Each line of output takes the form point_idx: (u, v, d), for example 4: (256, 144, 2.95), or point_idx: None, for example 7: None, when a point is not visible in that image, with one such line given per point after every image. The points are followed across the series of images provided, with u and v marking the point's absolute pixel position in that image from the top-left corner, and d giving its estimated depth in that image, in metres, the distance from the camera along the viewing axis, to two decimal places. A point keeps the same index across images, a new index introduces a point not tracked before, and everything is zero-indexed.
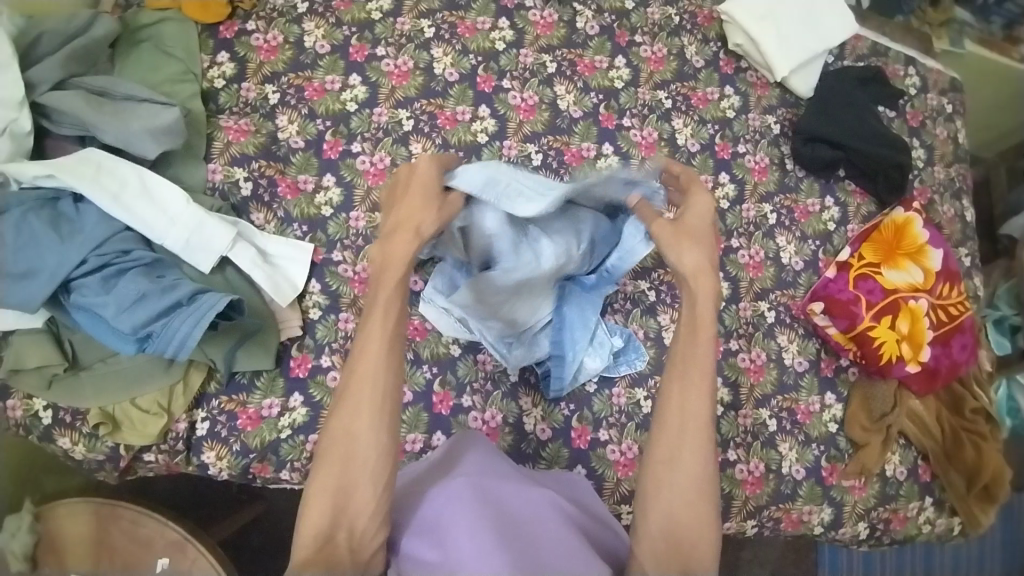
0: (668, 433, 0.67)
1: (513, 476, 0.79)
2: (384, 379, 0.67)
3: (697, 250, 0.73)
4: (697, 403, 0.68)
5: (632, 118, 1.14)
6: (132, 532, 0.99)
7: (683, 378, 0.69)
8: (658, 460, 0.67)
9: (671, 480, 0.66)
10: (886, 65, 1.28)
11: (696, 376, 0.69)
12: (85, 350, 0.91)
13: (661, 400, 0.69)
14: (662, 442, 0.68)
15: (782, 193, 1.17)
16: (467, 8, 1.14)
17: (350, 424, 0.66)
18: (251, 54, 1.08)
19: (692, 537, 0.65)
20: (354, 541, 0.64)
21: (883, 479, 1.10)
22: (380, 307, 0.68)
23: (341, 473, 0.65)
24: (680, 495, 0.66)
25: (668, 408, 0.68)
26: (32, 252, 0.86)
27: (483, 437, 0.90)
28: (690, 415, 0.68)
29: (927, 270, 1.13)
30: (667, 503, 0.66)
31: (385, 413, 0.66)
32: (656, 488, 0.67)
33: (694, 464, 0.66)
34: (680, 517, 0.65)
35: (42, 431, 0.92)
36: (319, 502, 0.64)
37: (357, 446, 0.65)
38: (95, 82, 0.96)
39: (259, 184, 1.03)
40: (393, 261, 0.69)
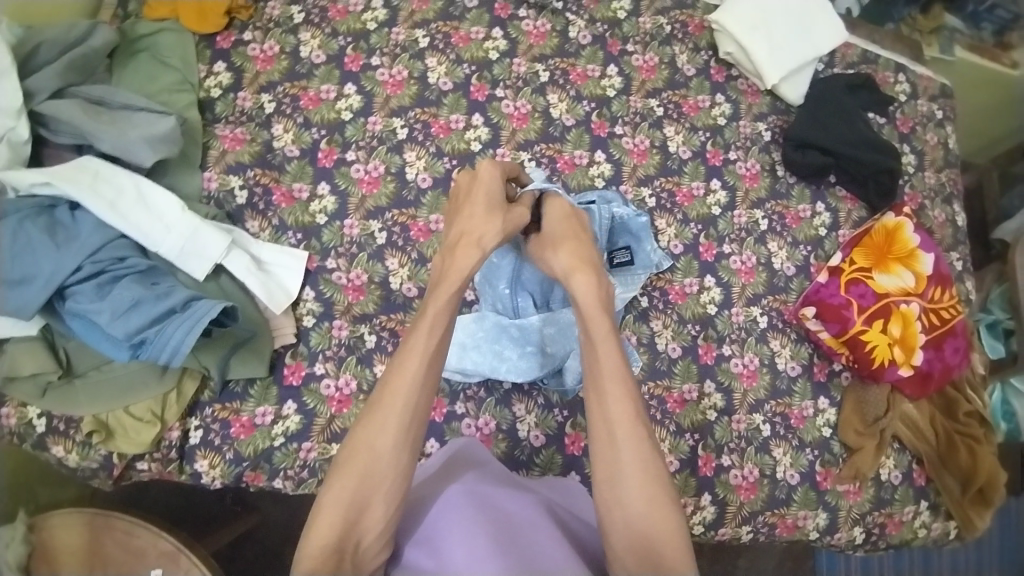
0: (602, 450, 0.71)
1: (510, 484, 0.80)
2: (414, 399, 0.69)
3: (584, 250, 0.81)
4: (624, 408, 0.71)
5: (625, 126, 1.15)
6: (125, 542, 0.99)
7: (604, 395, 0.72)
8: (601, 478, 0.70)
9: (616, 495, 0.68)
10: (876, 72, 1.30)
11: (616, 385, 0.72)
12: (79, 358, 0.92)
13: (599, 417, 0.72)
14: (600, 461, 0.70)
15: (774, 199, 1.17)
16: (461, 18, 1.15)
17: (372, 438, 0.67)
18: (247, 64, 1.09)
19: (657, 543, 0.67)
20: (358, 556, 0.65)
21: (877, 483, 1.11)
22: (428, 316, 0.73)
23: (358, 483, 0.66)
24: (633, 505, 0.68)
25: (597, 426, 0.72)
26: (29, 259, 0.86)
27: (478, 443, 0.91)
28: (620, 425, 0.71)
29: (918, 274, 1.14)
30: (622, 519, 0.68)
31: (409, 429, 0.68)
32: (610, 507, 0.69)
33: (634, 471, 0.69)
34: (639, 527, 0.67)
35: (36, 439, 0.93)
36: (330, 512, 0.65)
37: (379, 461, 0.67)
38: (92, 91, 0.97)
39: (254, 192, 1.03)
40: (452, 272, 0.76)
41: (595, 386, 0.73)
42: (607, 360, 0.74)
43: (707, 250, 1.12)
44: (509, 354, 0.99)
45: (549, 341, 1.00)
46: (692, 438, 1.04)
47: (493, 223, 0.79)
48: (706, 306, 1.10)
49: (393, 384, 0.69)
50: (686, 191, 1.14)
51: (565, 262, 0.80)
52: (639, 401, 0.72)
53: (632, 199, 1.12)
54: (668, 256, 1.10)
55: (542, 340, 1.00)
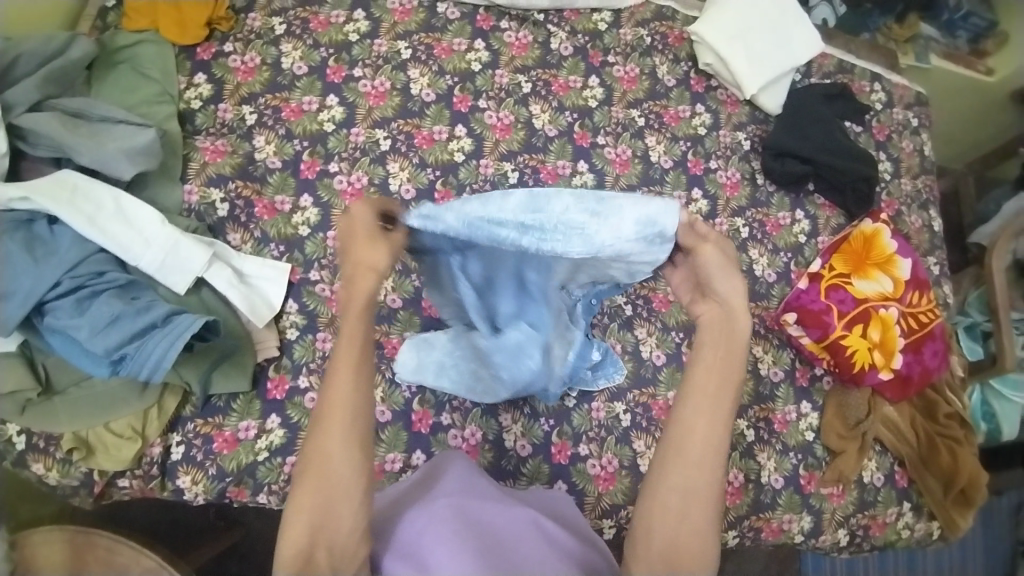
0: (686, 460, 0.66)
1: (497, 496, 0.80)
2: (354, 404, 0.66)
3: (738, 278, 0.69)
4: (720, 435, 0.66)
5: (607, 136, 1.16)
6: (108, 560, 0.98)
7: (713, 409, 0.67)
8: (671, 486, 0.66)
9: (679, 509, 0.66)
10: (852, 81, 1.32)
11: (722, 405, 0.67)
12: (59, 373, 0.91)
13: (692, 428, 0.67)
14: (682, 465, 0.66)
15: (754, 207, 1.19)
16: (443, 29, 1.16)
17: (322, 445, 0.65)
18: (228, 76, 1.09)
19: (690, 564, 0.65)
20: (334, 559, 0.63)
21: (860, 486, 1.12)
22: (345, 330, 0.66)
23: (315, 488, 0.65)
24: (693, 525, 0.65)
25: (692, 437, 0.66)
26: (7, 274, 0.86)
27: (463, 455, 0.91)
28: (715, 447, 0.66)
29: (896, 279, 1.16)
30: (674, 531, 0.65)
31: (355, 432, 0.66)
32: (667, 512, 0.66)
33: (704, 497, 0.65)
34: (685, 544, 0.65)
35: (17, 455, 0.92)
36: (296, 519, 0.64)
37: (332, 465, 0.65)
38: (71, 103, 0.97)
39: (236, 205, 1.03)
40: (353, 299, 0.65)
41: (705, 397, 0.67)
42: (722, 383, 0.67)
43: None
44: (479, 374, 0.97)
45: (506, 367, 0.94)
46: None
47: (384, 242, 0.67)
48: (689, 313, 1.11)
49: (333, 391, 0.66)
50: (668, 199, 1.15)
51: (734, 296, 0.69)
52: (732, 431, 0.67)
53: None
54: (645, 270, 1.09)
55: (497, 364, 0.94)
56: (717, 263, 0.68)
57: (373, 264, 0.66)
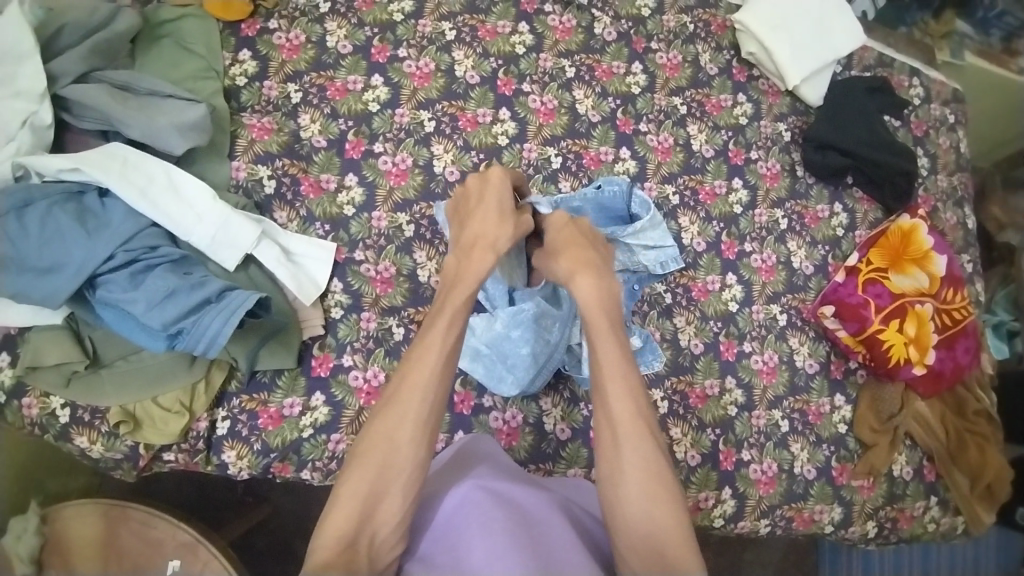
0: (605, 450, 0.75)
1: (523, 480, 0.82)
2: (432, 394, 0.73)
3: (579, 257, 0.86)
4: (627, 414, 0.76)
5: (649, 123, 1.16)
6: (143, 533, 0.98)
7: (607, 394, 0.77)
8: (605, 478, 0.74)
9: (619, 492, 0.72)
10: (891, 76, 1.32)
11: (617, 387, 0.77)
12: (107, 347, 0.91)
13: (602, 421, 0.77)
14: (604, 458, 0.75)
15: (793, 199, 1.19)
16: (487, 11, 1.15)
17: (392, 431, 0.71)
18: (273, 53, 1.08)
19: (658, 538, 0.70)
20: (372, 550, 0.68)
21: (890, 479, 1.13)
22: (444, 317, 0.77)
23: (376, 471, 0.69)
24: (640, 502, 0.71)
25: (601, 429, 0.76)
26: (59, 247, 0.85)
27: (489, 438, 0.93)
28: (624, 425, 0.75)
29: (931, 275, 1.16)
30: (630, 517, 0.71)
31: (425, 420, 0.72)
32: (613, 505, 0.72)
33: (635, 470, 0.73)
34: (644, 527, 0.70)
35: (60, 430, 0.91)
36: (348, 501, 0.68)
37: (397, 451, 0.70)
38: (118, 75, 0.96)
39: (282, 182, 1.03)
40: (469, 274, 0.81)
41: (600, 388, 0.78)
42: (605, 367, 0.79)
43: (729, 248, 1.14)
44: (514, 358, 0.98)
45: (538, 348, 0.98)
46: (714, 433, 1.06)
47: (505, 227, 0.86)
48: (728, 303, 1.11)
49: (412, 377, 0.73)
50: (708, 189, 1.15)
51: (563, 267, 0.86)
52: (641, 405, 0.76)
53: (656, 196, 1.13)
54: (678, 259, 1.10)
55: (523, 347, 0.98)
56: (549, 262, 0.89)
57: (494, 243, 0.84)
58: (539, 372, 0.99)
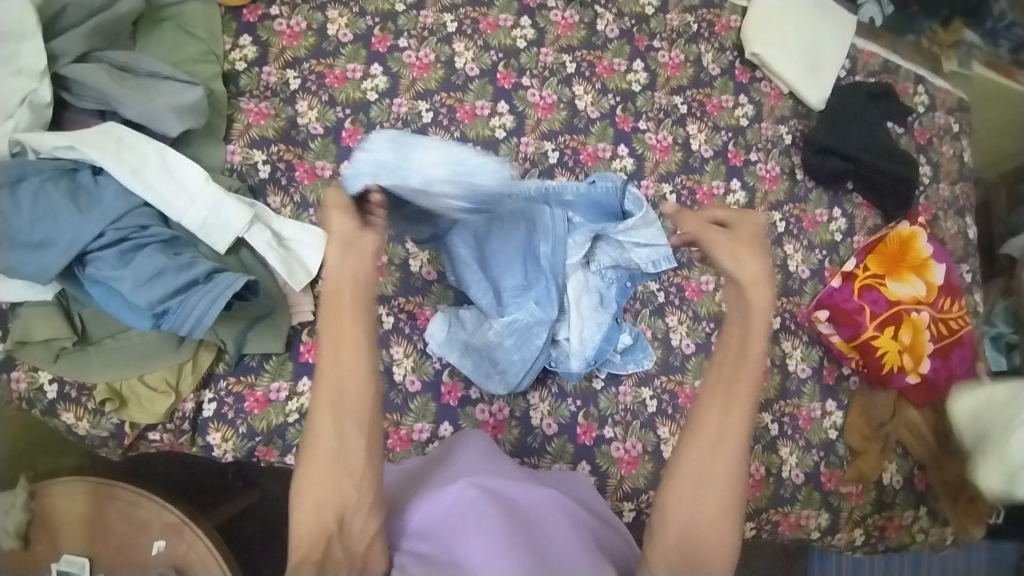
0: (699, 448, 0.69)
1: (518, 476, 0.82)
2: (339, 376, 0.70)
3: (757, 259, 0.74)
4: (734, 422, 0.69)
5: (648, 121, 1.15)
6: (130, 513, 0.98)
7: (729, 395, 0.70)
8: (684, 474, 0.70)
9: (693, 496, 0.69)
10: (895, 83, 1.31)
11: (739, 392, 0.70)
12: (95, 324, 0.91)
13: (710, 422, 0.70)
14: (697, 456, 0.69)
15: (791, 202, 1.18)
16: (490, 4, 1.15)
17: (314, 421, 0.70)
18: (274, 39, 1.08)
19: (707, 552, 0.67)
20: (346, 538, 0.68)
21: (879, 487, 1.12)
22: (337, 300, 0.71)
23: (315, 464, 0.69)
24: (707, 509, 0.68)
25: (705, 425, 0.70)
26: (50, 222, 0.86)
27: (480, 433, 0.92)
28: (731, 434, 0.69)
29: (930, 283, 1.13)
30: (691, 519, 0.68)
31: (342, 403, 0.70)
32: (680, 503, 0.69)
33: (721, 484, 0.68)
34: (702, 532, 0.68)
35: (47, 405, 0.92)
36: (303, 496, 0.68)
37: (326, 441, 0.69)
38: (119, 57, 0.97)
39: (278, 168, 1.03)
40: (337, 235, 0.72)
41: (725, 387, 0.71)
42: (737, 362, 0.71)
43: None
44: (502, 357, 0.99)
45: (522, 350, 0.99)
46: None
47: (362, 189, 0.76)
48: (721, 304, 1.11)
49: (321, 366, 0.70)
50: (706, 189, 1.15)
51: (745, 270, 0.73)
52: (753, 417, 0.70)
53: (652, 194, 1.12)
54: (671, 259, 1.05)
55: (510, 349, 0.99)
56: (727, 250, 0.75)
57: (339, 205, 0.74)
58: (528, 373, 0.99)
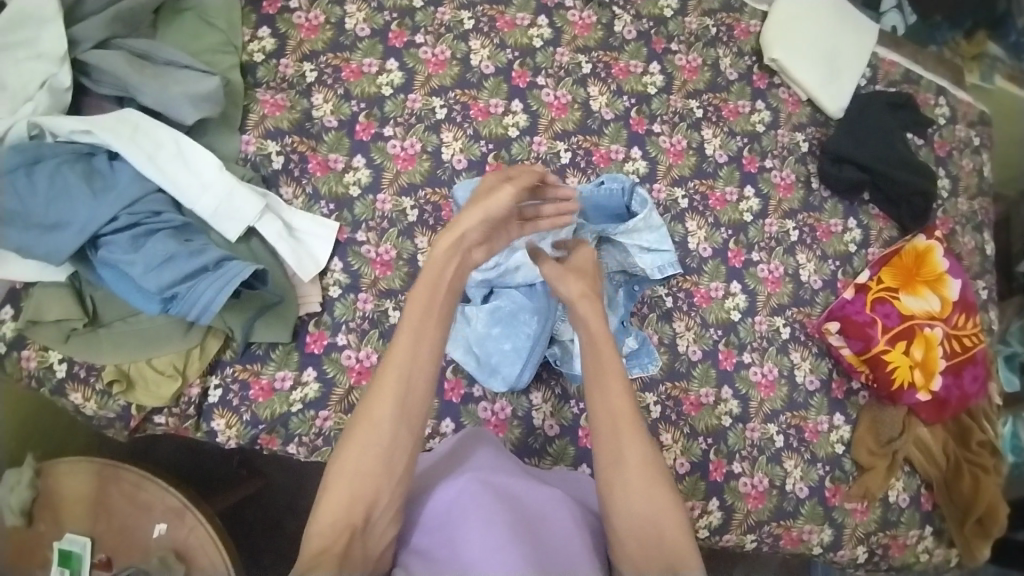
0: (604, 441, 0.71)
1: (522, 474, 0.82)
2: (408, 372, 0.70)
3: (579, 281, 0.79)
4: (625, 404, 0.72)
5: (663, 124, 1.14)
6: (132, 495, 0.99)
7: (606, 389, 0.72)
8: (605, 468, 0.71)
9: (620, 484, 0.69)
10: (917, 93, 1.29)
11: (615, 380, 0.73)
12: (106, 307, 0.93)
13: (601, 412, 0.72)
14: (604, 447, 0.71)
15: (806, 211, 1.17)
16: (507, 3, 1.15)
17: (370, 414, 0.69)
18: (292, 32, 1.09)
19: (663, 532, 0.67)
20: (367, 533, 0.66)
21: (885, 504, 1.10)
22: (419, 302, 0.74)
23: (358, 456, 0.68)
24: (637, 492, 0.68)
25: (599, 420, 0.72)
26: (64, 204, 0.87)
27: (492, 435, 0.93)
28: (622, 417, 0.71)
29: (944, 299, 1.12)
30: (626, 505, 0.68)
31: (404, 401, 0.70)
32: (614, 496, 0.69)
33: (638, 463, 0.70)
34: (645, 518, 0.68)
35: (55, 384, 0.93)
36: (337, 487, 0.67)
37: (378, 434, 0.68)
38: (137, 45, 0.98)
39: (291, 159, 1.04)
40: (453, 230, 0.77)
41: (598, 379, 0.73)
42: (605, 358, 0.74)
43: (736, 255, 1.12)
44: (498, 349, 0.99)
45: (515, 342, 0.99)
46: (705, 442, 1.04)
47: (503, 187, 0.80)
48: (731, 312, 1.09)
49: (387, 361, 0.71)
50: (719, 195, 1.14)
51: (575, 288, 0.78)
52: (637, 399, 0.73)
53: (664, 198, 1.11)
54: (676, 264, 1.07)
55: (504, 341, 0.99)
56: (553, 273, 0.79)
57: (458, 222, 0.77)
58: (526, 364, 0.98)
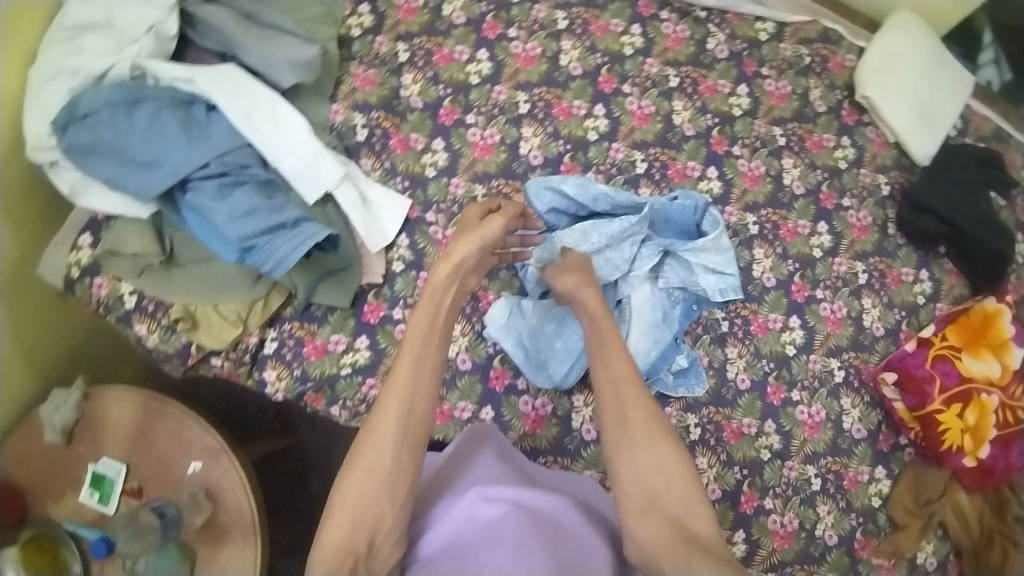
0: (608, 402, 0.78)
1: (522, 482, 0.84)
2: (411, 397, 0.74)
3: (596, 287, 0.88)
4: (625, 368, 0.79)
5: (743, 148, 1.13)
6: (174, 431, 1.03)
7: (606, 354, 0.81)
8: (610, 426, 0.76)
9: (625, 440, 0.75)
10: (1006, 153, 1.24)
11: (614, 347, 0.81)
12: (182, 249, 0.96)
13: (603, 375, 0.80)
14: (608, 409, 0.77)
15: (878, 256, 1.15)
16: (604, 7, 1.15)
17: (375, 437, 0.73)
18: (391, 11, 1.11)
19: (662, 483, 0.73)
20: (372, 556, 0.69)
21: (912, 564, 1.08)
22: (419, 327, 0.79)
23: (364, 477, 0.71)
24: (642, 450, 0.74)
25: (602, 381, 0.79)
26: (159, 145, 0.91)
27: (496, 429, 0.97)
28: (623, 379, 0.78)
29: (1006, 366, 1.08)
30: (632, 463, 0.74)
31: (405, 426, 0.73)
32: (618, 452, 0.75)
33: (642, 419, 0.76)
34: (647, 472, 0.73)
35: (123, 313, 0.97)
36: (343, 509, 0.70)
37: (382, 457, 0.72)
38: (245, 5, 1.01)
39: (374, 133, 1.06)
40: (450, 259, 0.84)
41: (599, 349, 0.82)
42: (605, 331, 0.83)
43: (798, 290, 1.11)
44: (551, 348, 1.01)
45: (565, 344, 1.01)
46: (740, 472, 1.04)
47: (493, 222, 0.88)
48: (785, 346, 1.08)
49: (391, 387, 0.75)
50: (791, 226, 1.12)
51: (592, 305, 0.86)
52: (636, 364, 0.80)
53: (734, 222, 1.11)
54: (739, 289, 1.07)
55: (553, 346, 1.01)
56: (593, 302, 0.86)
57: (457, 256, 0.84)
58: (574, 367, 1.00)
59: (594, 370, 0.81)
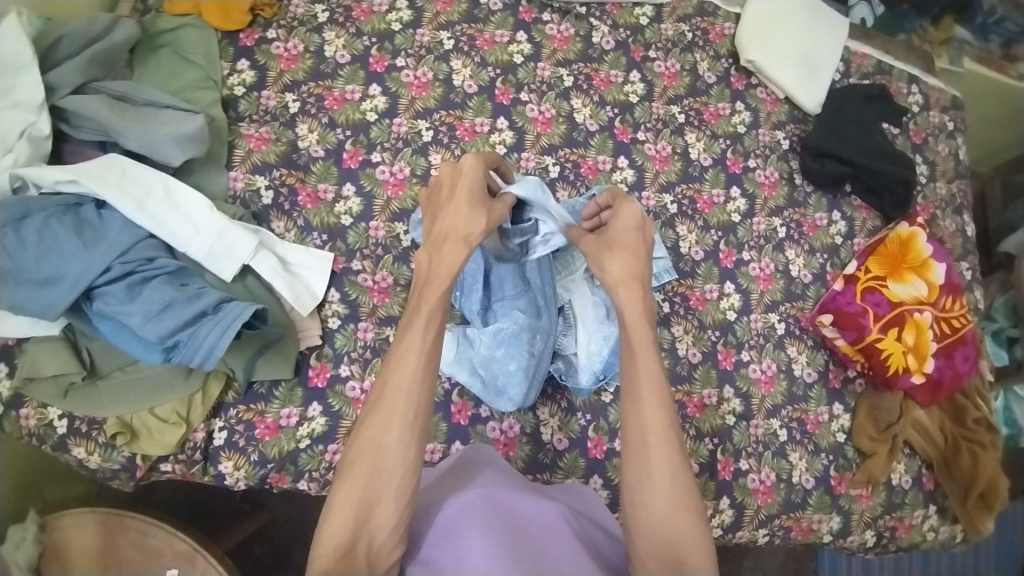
0: (633, 453, 0.73)
1: (525, 488, 0.83)
2: (415, 390, 0.72)
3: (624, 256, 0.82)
4: (658, 413, 0.74)
5: (647, 132, 1.16)
6: (141, 543, 0.98)
7: (639, 397, 0.74)
8: (631, 480, 0.72)
9: (644, 498, 0.71)
10: (890, 82, 1.32)
11: (648, 390, 0.75)
12: (103, 358, 0.91)
13: (631, 417, 0.74)
14: (632, 463, 0.73)
15: (792, 207, 1.19)
16: (486, 20, 1.15)
17: (379, 437, 0.71)
18: (272, 63, 1.08)
19: (683, 544, 0.68)
20: (371, 554, 0.68)
21: (889, 487, 1.13)
22: (421, 318, 0.76)
23: (366, 479, 0.69)
24: (660, 511, 0.70)
25: (630, 429, 0.74)
26: (55, 259, 0.85)
27: (493, 452, 0.93)
28: (654, 429, 0.73)
29: (931, 283, 1.15)
30: (649, 523, 0.70)
31: (410, 422, 0.71)
32: (636, 509, 0.71)
33: (664, 479, 0.71)
34: (664, 532, 0.69)
35: (56, 440, 0.91)
36: (341, 511, 0.68)
37: (384, 455, 0.70)
38: (116, 87, 0.96)
39: (280, 193, 1.03)
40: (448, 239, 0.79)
41: (631, 389, 0.75)
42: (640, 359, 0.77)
43: (727, 256, 1.14)
44: (504, 369, 0.99)
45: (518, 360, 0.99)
46: (711, 442, 1.06)
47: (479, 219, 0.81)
48: (726, 312, 1.11)
49: (393, 380, 0.73)
50: (706, 198, 1.15)
51: (616, 272, 0.81)
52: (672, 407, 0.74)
53: (653, 206, 1.12)
54: (672, 269, 1.08)
55: (505, 365, 0.99)
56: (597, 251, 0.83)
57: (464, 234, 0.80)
58: (531, 383, 0.99)
59: (623, 409, 0.76)
